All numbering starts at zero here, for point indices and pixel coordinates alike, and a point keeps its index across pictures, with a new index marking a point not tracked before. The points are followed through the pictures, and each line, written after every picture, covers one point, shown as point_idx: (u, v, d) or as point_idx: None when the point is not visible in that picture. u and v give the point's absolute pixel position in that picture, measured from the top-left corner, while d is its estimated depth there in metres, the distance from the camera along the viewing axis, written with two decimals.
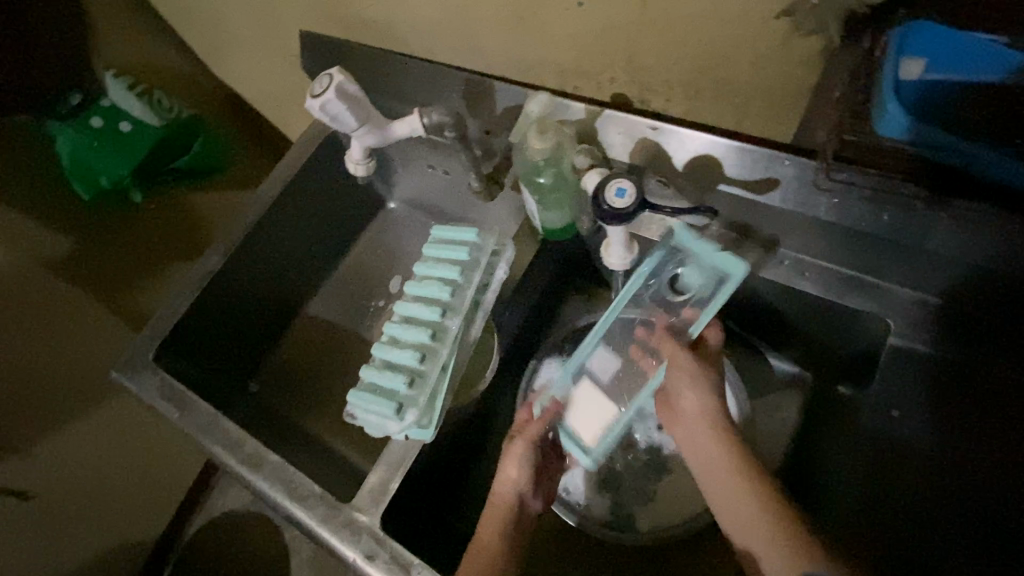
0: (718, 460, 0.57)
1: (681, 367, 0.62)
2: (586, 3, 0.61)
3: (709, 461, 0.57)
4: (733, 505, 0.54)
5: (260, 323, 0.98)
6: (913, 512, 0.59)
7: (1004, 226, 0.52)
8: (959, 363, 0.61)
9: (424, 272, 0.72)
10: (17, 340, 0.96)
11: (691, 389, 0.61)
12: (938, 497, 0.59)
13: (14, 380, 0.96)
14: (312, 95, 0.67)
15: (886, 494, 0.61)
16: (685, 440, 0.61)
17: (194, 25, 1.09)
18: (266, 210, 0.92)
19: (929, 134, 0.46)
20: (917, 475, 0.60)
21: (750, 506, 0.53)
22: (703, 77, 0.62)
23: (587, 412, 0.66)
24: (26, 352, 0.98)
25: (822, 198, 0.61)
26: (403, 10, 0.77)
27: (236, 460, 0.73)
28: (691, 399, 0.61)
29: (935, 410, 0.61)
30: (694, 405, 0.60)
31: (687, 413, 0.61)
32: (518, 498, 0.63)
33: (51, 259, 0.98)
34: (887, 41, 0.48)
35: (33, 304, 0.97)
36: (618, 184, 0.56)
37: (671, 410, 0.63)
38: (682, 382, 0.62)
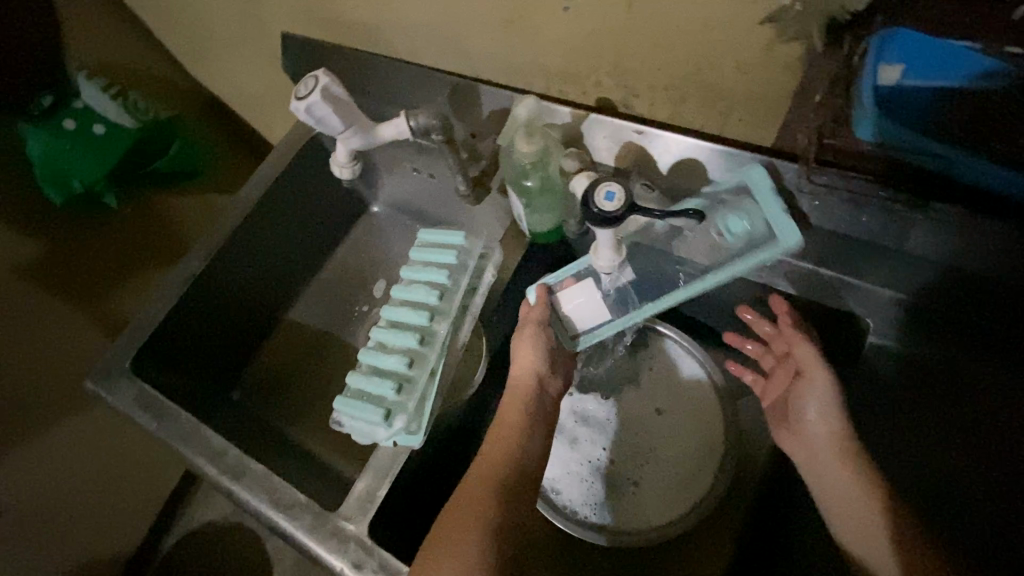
0: (850, 487, 0.60)
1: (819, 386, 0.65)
2: (572, 8, 0.62)
3: (836, 476, 0.61)
4: (862, 522, 0.58)
5: (241, 328, 0.96)
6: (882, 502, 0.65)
7: (977, 231, 0.53)
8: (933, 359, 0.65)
9: (410, 276, 0.71)
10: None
11: (816, 406, 0.65)
12: (903, 483, 0.65)
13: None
14: (297, 97, 0.66)
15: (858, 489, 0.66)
16: (806, 453, 0.65)
17: (172, 26, 1.07)
18: (248, 214, 0.91)
19: (906, 138, 0.49)
20: (897, 466, 0.65)
21: (849, 486, 0.60)
22: (687, 82, 0.63)
23: (583, 304, 0.68)
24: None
25: (803, 201, 0.62)
26: (389, 12, 0.76)
27: (217, 470, 0.72)
28: (814, 416, 0.65)
29: (908, 406, 0.66)
30: (822, 422, 0.64)
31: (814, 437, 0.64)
32: (536, 380, 0.68)
33: (19, 265, 0.95)
34: (866, 48, 0.49)
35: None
36: (607, 188, 0.56)
37: (796, 434, 0.67)
38: (813, 401, 0.65)
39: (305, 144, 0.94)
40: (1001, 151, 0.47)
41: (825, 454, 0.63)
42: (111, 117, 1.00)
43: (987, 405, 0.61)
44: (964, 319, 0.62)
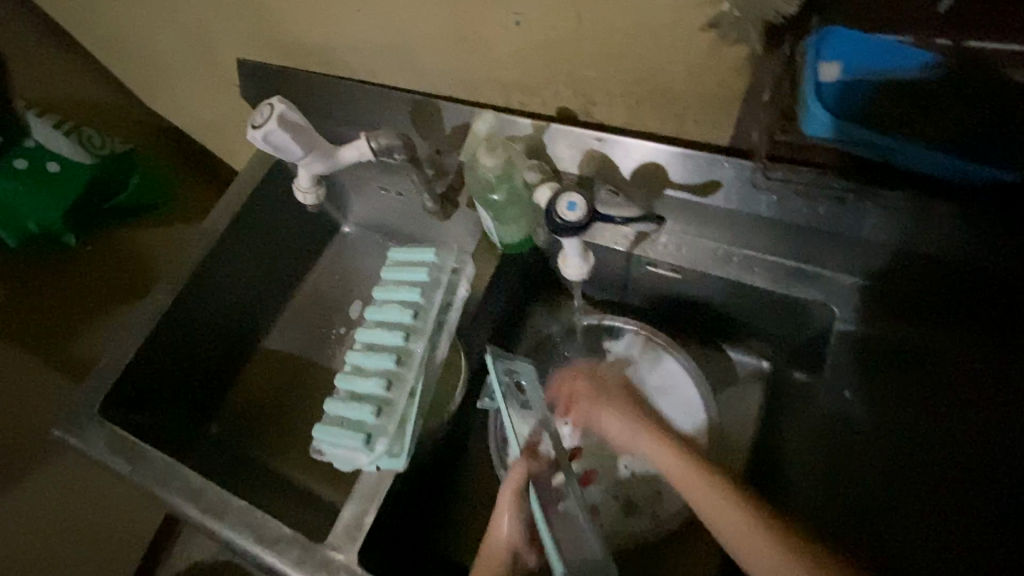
0: (682, 466, 0.61)
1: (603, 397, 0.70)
2: (523, 22, 0.63)
3: (661, 463, 0.63)
4: (738, 527, 0.54)
5: (212, 363, 0.94)
6: (860, 485, 0.61)
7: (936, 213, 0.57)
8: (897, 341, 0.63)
9: (383, 296, 0.69)
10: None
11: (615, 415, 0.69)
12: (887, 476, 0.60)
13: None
14: (254, 126, 0.65)
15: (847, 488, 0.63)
16: (654, 464, 0.64)
17: (124, 58, 1.05)
18: (214, 244, 0.90)
19: (850, 131, 0.49)
20: (902, 478, 0.58)
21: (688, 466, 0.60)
22: (640, 89, 0.65)
23: None
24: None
25: (761, 196, 0.66)
26: (342, 33, 0.76)
27: (199, 511, 0.70)
28: (609, 421, 0.69)
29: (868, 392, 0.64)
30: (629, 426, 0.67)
31: (625, 437, 0.68)
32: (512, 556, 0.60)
33: None
34: (804, 48, 0.52)
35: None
36: (568, 200, 0.57)
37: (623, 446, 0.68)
38: (605, 414, 0.70)
39: (266, 169, 0.94)
40: (931, 136, 0.48)
41: (654, 453, 0.64)
42: (65, 154, 0.98)
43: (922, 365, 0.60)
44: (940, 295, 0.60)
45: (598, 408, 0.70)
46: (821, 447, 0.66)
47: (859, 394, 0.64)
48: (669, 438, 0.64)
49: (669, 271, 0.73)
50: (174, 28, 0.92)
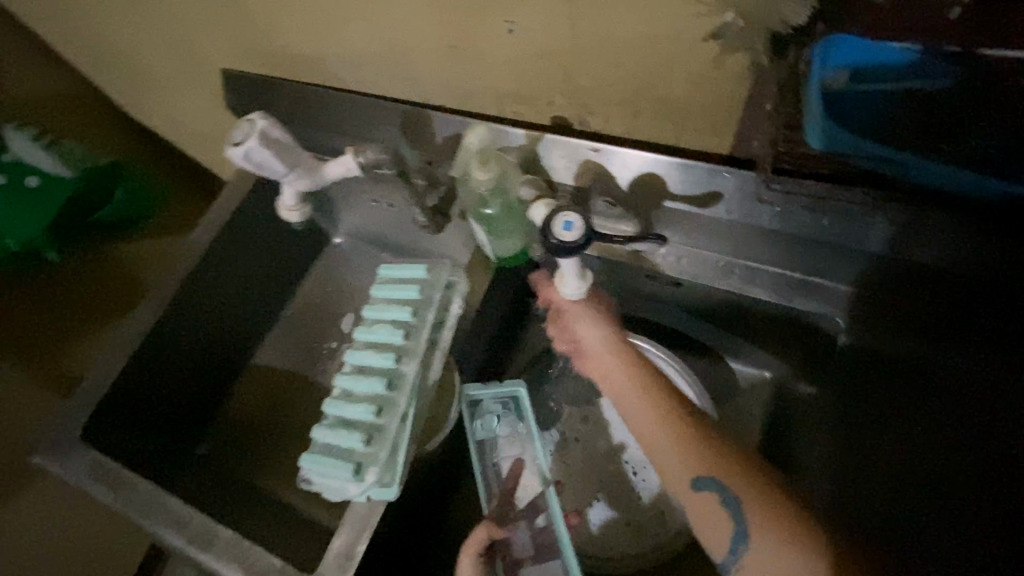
0: (637, 405, 0.57)
1: (568, 304, 0.63)
2: (516, 31, 0.61)
3: (622, 399, 0.59)
4: (664, 458, 0.54)
5: (200, 381, 0.91)
6: None
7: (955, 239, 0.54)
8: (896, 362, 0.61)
9: (374, 315, 0.66)
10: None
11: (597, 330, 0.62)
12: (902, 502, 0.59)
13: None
14: (234, 143, 0.63)
15: None
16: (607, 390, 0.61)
17: (106, 69, 1.02)
18: (200, 259, 0.88)
19: (859, 145, 0.47)
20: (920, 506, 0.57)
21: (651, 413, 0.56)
22: (638, 98, 0.63)
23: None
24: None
25: (764, 208, 0.62)
26: (329, 42, 0.74)
27: (184, 541, 0.67)
28: (581, 332, 0.63)
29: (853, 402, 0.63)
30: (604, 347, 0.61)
31: (585, 347, 0.62)
32: None
33: None
34: (809, 55, 0.50)
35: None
36: (564, 218, 0.54)
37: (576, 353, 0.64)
38: (580, 321, 0.63)
39: (254, 182, 0.91)
40: (946, 152, 0.46)
41: (612, 379, 0.60)
42: (45, 167, 0.96)
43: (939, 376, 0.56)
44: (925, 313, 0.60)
45: (569, 305, 0.63)
46: (829, 433, 0.65)
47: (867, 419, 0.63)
48: (630, 362, 0.60)
49: (669, 283, 0.72)
50: (157, 38, 0.89)
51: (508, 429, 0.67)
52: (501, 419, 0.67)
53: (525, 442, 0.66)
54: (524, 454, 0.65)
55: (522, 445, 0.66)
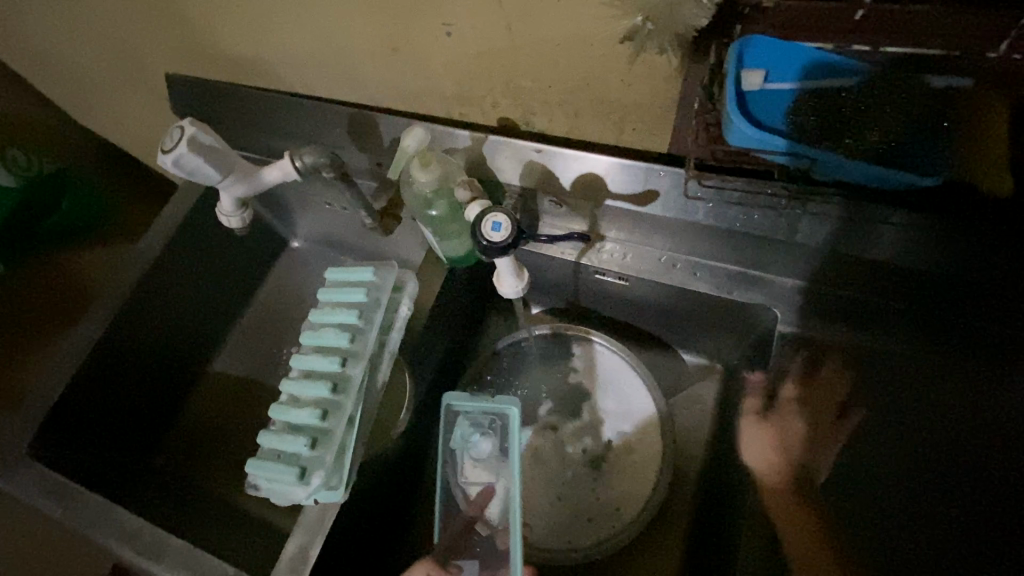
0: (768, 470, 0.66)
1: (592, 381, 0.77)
2: (454, 33, 0.61)
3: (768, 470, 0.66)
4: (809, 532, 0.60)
5: (154, 392, 0.90)
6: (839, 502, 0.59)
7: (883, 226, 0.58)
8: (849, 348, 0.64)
9: (320, 319, 0.65)
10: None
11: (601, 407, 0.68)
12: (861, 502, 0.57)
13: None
14: (163, 149, 0.61)
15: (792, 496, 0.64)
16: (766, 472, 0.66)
17: (47, 74, 1.00)
18: (149, 267, 0.86)
19: (775, 140, 0.49)
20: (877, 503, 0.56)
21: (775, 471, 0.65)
22: (576, 98, 0.64)
23: None
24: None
25: (698, 205, 0.65)
26: (272, 44, 0.73)
27: (134, 552, 0.66)
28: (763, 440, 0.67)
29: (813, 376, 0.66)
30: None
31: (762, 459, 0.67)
32: None
33: None
34: (729, 54, 0.51)
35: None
36: (494, 219, 0.55)
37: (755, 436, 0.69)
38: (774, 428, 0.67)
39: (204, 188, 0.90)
40: (852, 148, 0.49)
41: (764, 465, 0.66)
42: None
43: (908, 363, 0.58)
44: (871, 303, 0.63)
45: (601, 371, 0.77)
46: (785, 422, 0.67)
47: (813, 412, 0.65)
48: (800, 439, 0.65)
49: (617, 279, 0.73)
50: (98, 42, 0.87)
51: (491, 449, 0.65)
52: (483, 437, 0.65)
53: (503, 464, 0.64)
54: (498, 478, 0.63)
55: (497, 468, 0.64)
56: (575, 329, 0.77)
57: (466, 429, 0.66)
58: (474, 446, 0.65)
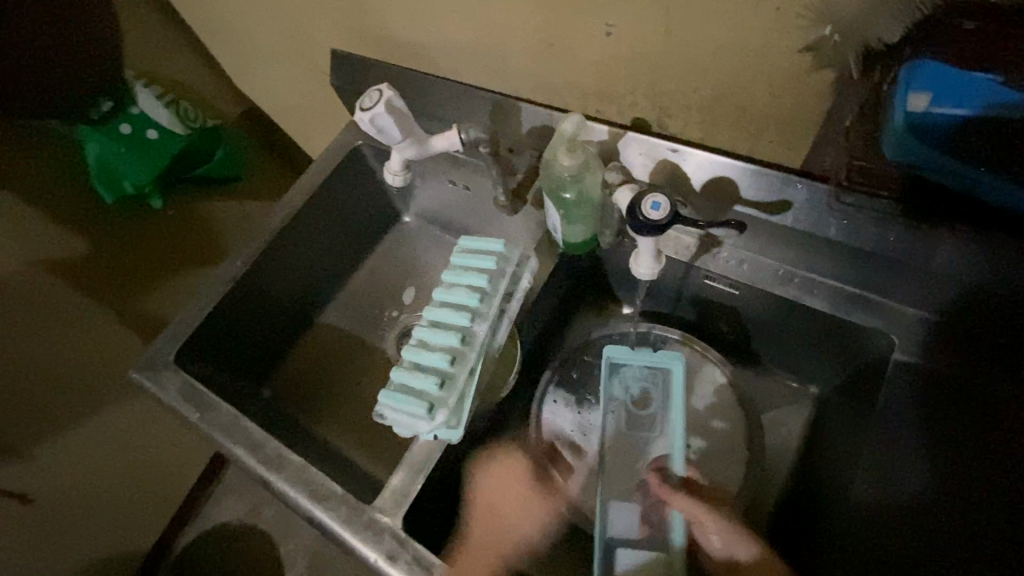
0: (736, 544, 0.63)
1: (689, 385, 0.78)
2: (614, 33, 0.66)
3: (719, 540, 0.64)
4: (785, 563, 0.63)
5: (271, 333, 0.99)
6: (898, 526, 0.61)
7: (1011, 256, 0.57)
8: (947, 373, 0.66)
9: (453, 279, 0.73)
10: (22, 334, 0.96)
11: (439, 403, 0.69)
12: (933, 524, 0.60)
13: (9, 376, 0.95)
14: (363, 108, 0.74)
15: (879, 514, 0.63)
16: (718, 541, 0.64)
17: (222, 40, 1.12)
18: (290, 217, 0.95)
19: (934, 158, 0.52)
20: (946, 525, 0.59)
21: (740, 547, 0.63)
22: (719, 106, 0.67)
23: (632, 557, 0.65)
24: (30, 347, 0.98)
25: (831, 218, 0.66)
26: (437, 31, 0.81)
27: (257, 463, 0.74)
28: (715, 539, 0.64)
29: (928, 406, 0.65)
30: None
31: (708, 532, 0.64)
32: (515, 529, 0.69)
33: (56, 262, 1.01)
34: (896, 77, 0.53)
35: (31, 303, 0.98)
36: (653, 199, 0.62)
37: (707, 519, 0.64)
38: (715, 533, 0.64)
39: (344, 154, 0.99)
40: (1019, 173, 0.50)
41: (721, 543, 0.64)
42: (163, 124, 1.09)
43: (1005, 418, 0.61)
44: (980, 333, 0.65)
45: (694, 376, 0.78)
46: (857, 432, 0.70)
47: (901, 428, 0.65)
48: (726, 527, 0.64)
49: (728, 286, 0.75)
50: (276, 15, 0.98)
51: (653, 398, 0.75)
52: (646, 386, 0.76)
53: (663, 415, 0.73)
54: (660, 428, 0.72)
55: (659, 416, 0.73)
56: (665, 330, 0.80)
57: (631, 378, 0.76)
58: (644, 391, 0.75)
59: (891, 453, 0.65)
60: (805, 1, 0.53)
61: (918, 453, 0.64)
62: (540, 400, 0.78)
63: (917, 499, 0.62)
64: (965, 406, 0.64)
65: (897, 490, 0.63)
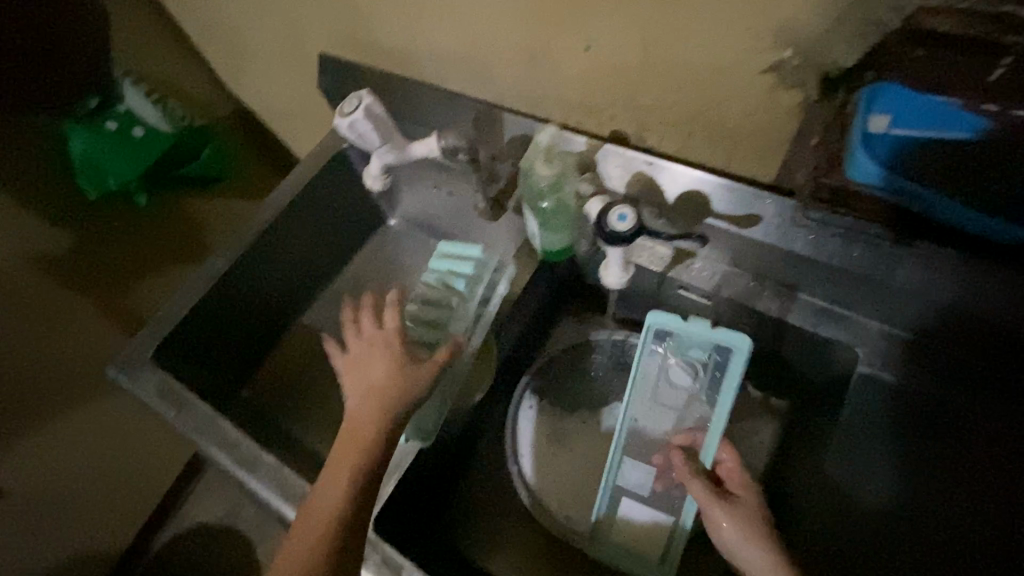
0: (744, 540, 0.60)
1: None
2: (593, 47, 0.68)
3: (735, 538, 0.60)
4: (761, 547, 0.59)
5: (254, 334, 0.99)
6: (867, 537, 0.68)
7: (968, 280, 0.60)
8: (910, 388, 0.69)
9: (433, 281, 0.82)
10: (1, 328, 0.96)
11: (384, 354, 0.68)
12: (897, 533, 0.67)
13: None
14: (342, 113, 0.76)
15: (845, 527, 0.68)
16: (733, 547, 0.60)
17: (211, 40, 1.13)
18: (275, 218, 0.95)
19: (889, 178, 0.53)
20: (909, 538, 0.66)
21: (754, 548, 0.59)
22: (694, 121, 0.69)
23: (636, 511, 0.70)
24: (8, 340, 0.98)
25: (798, 234, 0.68)
26: (422, 39, 0.83)
27: (232, 462, 0.75)
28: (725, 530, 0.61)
29: (893, 423, 0.70)
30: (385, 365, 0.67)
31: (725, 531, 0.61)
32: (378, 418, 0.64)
33: (41, 259, 1.00)
34: (857, 99, 0.55)
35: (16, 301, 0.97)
36: (620, 211, 0.64)
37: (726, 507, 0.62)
38: (728, 529, 0.61)
39: (331, 156, 1.00)
40: (970, 196, 0.52)
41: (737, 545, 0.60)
42: (151, 121, 1.07)
43: (955, 433, 0.67)
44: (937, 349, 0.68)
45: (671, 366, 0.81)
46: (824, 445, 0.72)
47: (866, 447, 0.70)
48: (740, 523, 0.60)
49: (699, 296, 0.77)
50: (265, 17, 0.99)
51: (698, 375, 0.70)
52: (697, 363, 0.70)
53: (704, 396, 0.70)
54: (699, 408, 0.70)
55: (702, 393, 0.70)
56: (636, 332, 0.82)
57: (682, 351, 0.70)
58: (694, 364, 0.70)
59: (860, 464, 0.70)
60: (771, 24, 0.55)
61: (884, 472, 0.69)
62: (516, 404, 0.79)
63: (880, 512, 0.68)
64: (921, 421, 0.69)
65: (858, 501, 0.69)
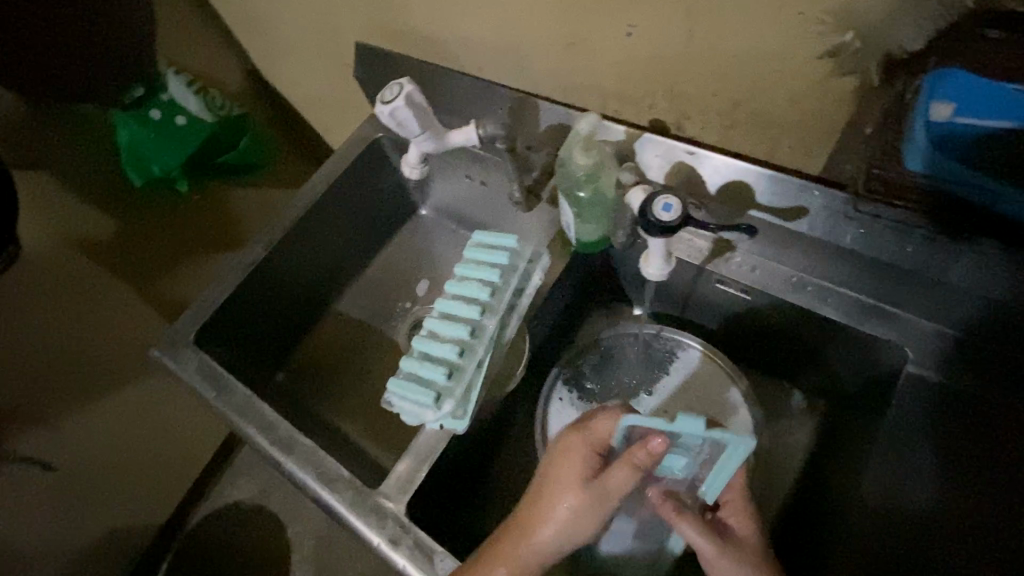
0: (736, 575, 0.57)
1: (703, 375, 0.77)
2: (635, 34, 0.66)
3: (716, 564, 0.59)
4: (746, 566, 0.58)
5: (289, 320, 1.01)
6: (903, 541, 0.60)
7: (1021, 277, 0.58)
8: (963, 390, 0.64)
9: (464, 273, 0.78)
10: (51, 308, 1.00)
11: (579, 487, 0.59)
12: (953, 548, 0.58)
13: (37, 349, 0.99)
14: (383, 101, 0.76)
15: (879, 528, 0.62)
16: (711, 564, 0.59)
17: (250, 31, 1.15)
18: (310, 206, 0.97)
19: (951, 169, 0.51)
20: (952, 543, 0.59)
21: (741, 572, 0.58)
22: (738, 110, 0.67)
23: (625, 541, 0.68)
24: (58, 320, 1.02)
25: (848, 227, 0.68)
26: (458, 28, 0.82)
27: (268, 443, 0.76)
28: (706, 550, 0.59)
29: (942, 428, 0.63)
30: (580, 503, 0.58)
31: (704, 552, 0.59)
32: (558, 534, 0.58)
33: (88, 241, 1.03)
34: (919, 86, 0.54)
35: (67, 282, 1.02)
36: (665, 201, 0.63)
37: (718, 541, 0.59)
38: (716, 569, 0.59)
39: (365, 146, 1.01)
40: None
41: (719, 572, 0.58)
42: (192, 110, 1.08)
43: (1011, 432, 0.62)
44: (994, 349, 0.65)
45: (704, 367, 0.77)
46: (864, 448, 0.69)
47: (916, 446, 0.63)
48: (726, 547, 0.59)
49: (740, 291, 0.74)
50: (302, 8, 1.00)
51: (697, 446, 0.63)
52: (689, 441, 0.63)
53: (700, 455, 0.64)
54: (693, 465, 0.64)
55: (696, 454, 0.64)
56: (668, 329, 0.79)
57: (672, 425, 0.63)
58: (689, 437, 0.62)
59: (905, 462, 0.63)
60: (826, 7, 0.53)
61: (929, 473, 0.62)
62: (546, 397, 0.77)
63: (929, 518, 0.60)
64: (979, 427, 0.63)
65: (906, 508, 0.61)
